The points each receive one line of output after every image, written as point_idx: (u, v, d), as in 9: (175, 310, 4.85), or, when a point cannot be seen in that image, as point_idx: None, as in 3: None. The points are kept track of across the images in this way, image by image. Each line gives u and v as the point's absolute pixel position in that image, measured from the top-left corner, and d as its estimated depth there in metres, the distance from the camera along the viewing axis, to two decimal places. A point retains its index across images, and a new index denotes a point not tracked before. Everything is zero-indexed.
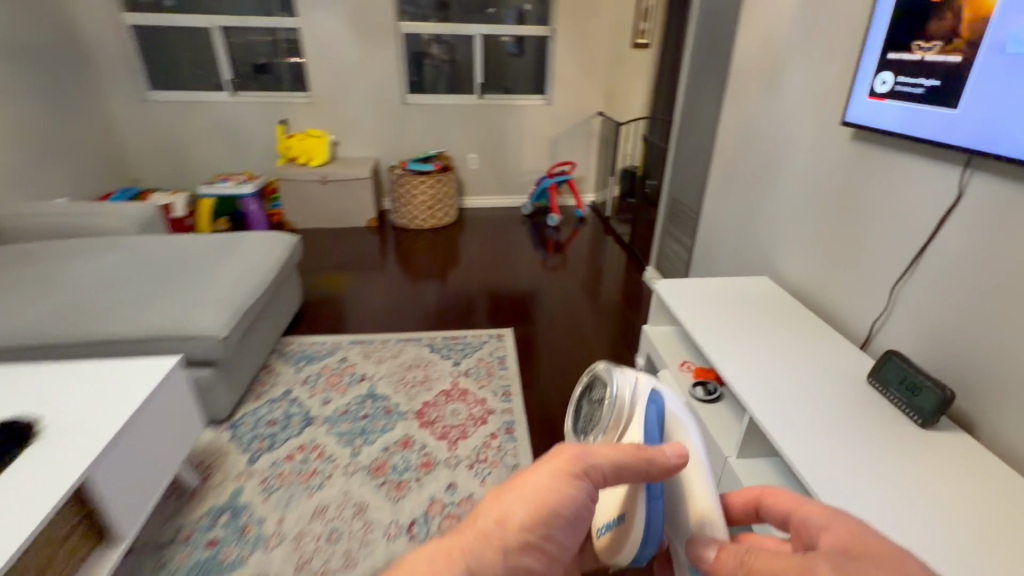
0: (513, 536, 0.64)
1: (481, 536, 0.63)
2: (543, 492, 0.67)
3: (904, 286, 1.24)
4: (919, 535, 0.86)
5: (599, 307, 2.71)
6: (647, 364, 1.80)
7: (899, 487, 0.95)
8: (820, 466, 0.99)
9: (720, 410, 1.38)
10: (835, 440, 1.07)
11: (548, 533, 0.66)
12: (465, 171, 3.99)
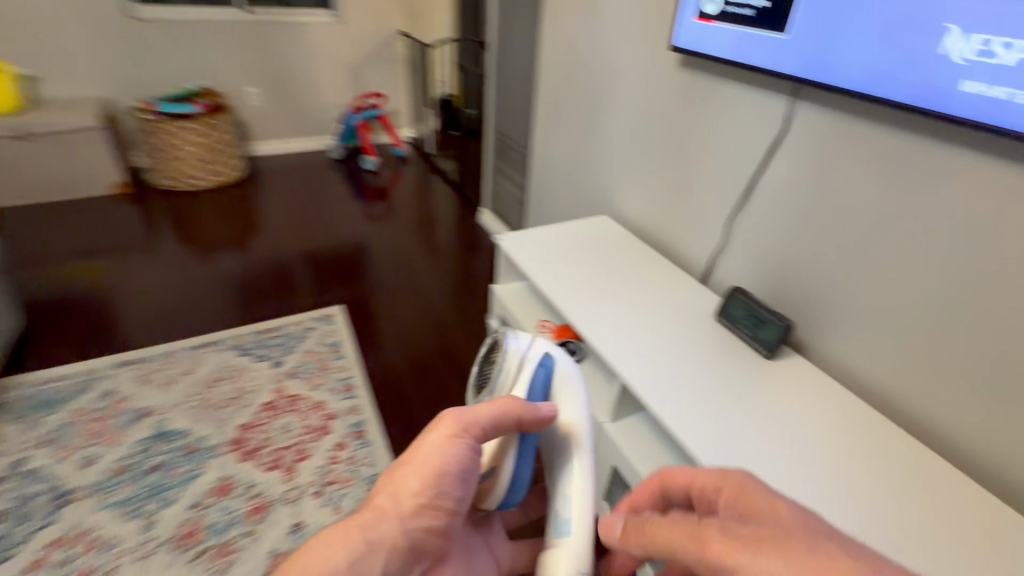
0: (407, 507, 0.64)
1: (376, 515, 0.63)
2: (433, 454, 0.66)
3: (740, 220, 1.24)
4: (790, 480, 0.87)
5: (438, 257, 2.44)
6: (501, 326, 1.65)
7: (774, 436, 0.95)
8: (694, 429, 0.96)
9: (586, 371, 1.30)
10: (701, 391, 1.05)
11: (444, 491, 0.66)
12: (246, 110, 3.19)
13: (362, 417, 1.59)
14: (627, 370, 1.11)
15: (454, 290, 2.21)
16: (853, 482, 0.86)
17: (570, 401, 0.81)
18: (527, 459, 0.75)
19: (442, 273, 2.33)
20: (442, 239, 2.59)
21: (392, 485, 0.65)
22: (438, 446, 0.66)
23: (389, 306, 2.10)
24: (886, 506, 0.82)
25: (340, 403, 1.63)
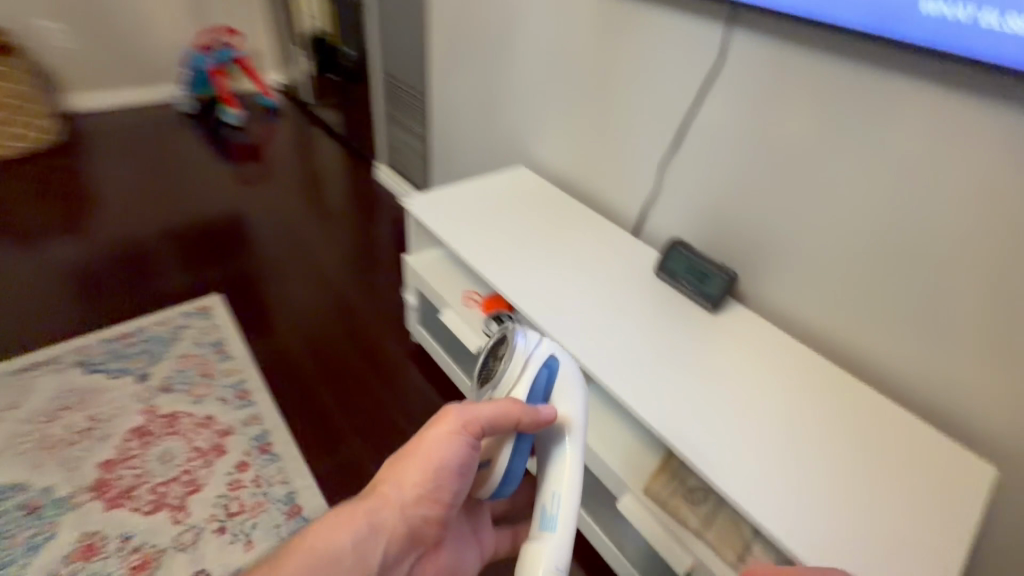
0: (410, 496, 0.67)
1: (380, 500, 0.66)
2: (430, 450, 0.66)
3: (672, 164, 1.16)
4: (752, 445, 0.85)
5: (331, 223, 2.12)
6: (420, 300, 1.46)
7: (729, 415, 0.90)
8: (655, 405, 0.90)
9: None
10: (654, 358, 0.99)
11: (440, 487, 0.67)
12: (47, 54, 2.50)
13: (266, 427, 1.36)
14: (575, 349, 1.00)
15: (355, 259, 1.93)
16: (808, 466, 0.83)
17: (569, 398, 0.74)
18: (521, 458, 0.69)
19: (339, 240, 2.02)
20: (333, 201, 2.25)
21: (394, 474, 0.67)
22: (441, 444, 0.65)
23: (280, 288, 1.79)
24: (836, 492, 0.80)
25: (234, 415, 1.39)
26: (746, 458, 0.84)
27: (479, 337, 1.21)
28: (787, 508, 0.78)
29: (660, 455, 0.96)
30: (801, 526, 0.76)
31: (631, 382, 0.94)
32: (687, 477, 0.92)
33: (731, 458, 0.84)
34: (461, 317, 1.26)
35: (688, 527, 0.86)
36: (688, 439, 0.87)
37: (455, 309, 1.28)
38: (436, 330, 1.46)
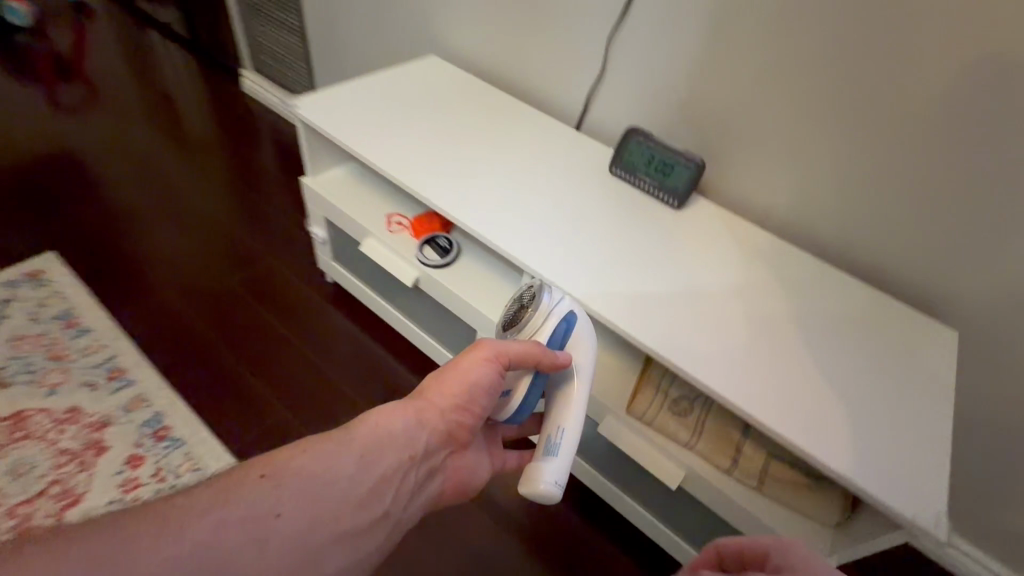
0: (446, 410, 0.65)
1: (419, 408, 0.64)
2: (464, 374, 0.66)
3: (618, 37, 0.98)
4: (746, 345, 0.78)
5: (195, 151, 1.70)
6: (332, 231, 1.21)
7: (718, 317, 0.81)
8: (640, 317, 0.80)
9: (469, 271, 1.02)
10: (629, 265, 0.87)
11: (470, 406, 0.67)
12: None
13: (157, 408, 1.12)
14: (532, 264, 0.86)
15: (236, 191, 1.58)
16: (805, 362, 0.77)
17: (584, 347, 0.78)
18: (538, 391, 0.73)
19: (210, 170, 1.64)
20: (193, 122, 1.80)
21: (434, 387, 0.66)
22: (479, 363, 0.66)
23: (142, 236, 1.45)
24: (833, 387, 0.74)
25: (110, 401, 1.13)
26: (741, 365, 0.76)
27: (413, 267, 1.02)
28: (787, 412, 0.71)
29: (639, 370, 0.88)
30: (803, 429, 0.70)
31: (610, 296, 0.83)
32: (673, 385, 0.84)
33: (728, 360, 0.76)
34: (387, 244, 1.05)
35: (677, 439, 0.81)
36: (679, 348, 0.78)
37: (377, 236, 1.06)
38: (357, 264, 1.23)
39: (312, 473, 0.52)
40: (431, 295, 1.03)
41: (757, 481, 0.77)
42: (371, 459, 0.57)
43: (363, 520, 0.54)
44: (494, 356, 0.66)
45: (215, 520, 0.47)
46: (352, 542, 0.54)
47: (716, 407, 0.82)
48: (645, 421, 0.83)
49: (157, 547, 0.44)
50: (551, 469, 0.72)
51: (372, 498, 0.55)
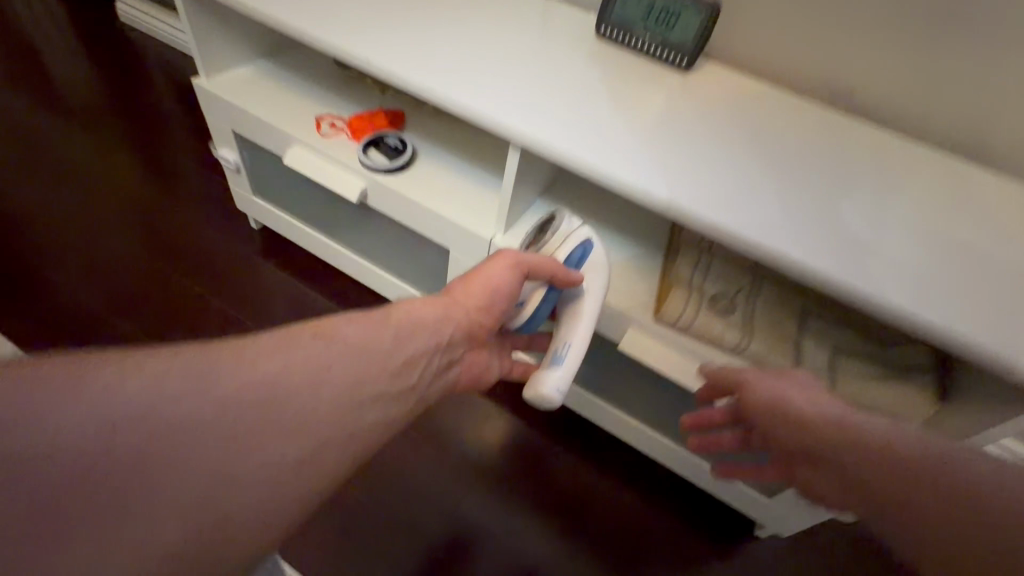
0: (463, 314, 0.53)
1: (444, 302, 0.52)
2: (485, 282, 0.53)
3: None
4: (817, 202, 0.61)
5: (71, 96, 1.40)
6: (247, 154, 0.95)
7: (764, 171, 0.64)
8: (681, 182, 0.61)
9: (431, 176, 0.79)
10: (650, 128, 0.68)
11: (486, 317, 0.54)
12: None
13: None
14: (522, 134, 0.65)
15: (128, 144, 1.31)
16: (877, 213, 0.61)
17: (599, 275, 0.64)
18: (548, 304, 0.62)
19: (93, 120, 1.36)
20: (60, 65, 1.47)
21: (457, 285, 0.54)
22: (503, 267, 0.54)
23: (9, 202, 1.21)
24: (916, 238, 0.59)
25: None
26: (805, 221, 0.59)
27: (358, 175, 0.79)
28: (871, 271, 0.55)
29: (658, 271, 0.73)
30: (894, 289, 0.55)
31: (636, 161, 0.63)
32: (707, 284, 0.67)
33: (798, 221, 0.59)
34: (320, 149, 0.80)
35: (722, 346, 0.64)
36: (738, 213, 0.60)
37: (308, 142, 0.80)
38: (284, 194, 0.97)
39: (345, 336, 0.44)
40: (385, 212, 0.80)
41: (828, 382, 0.61)
42: (402, 337, 0.47)
43: (398, 391, 0.45)
44: (518, 263, 0.54)
45: (237, 362, 0.37)
46: (388, 409, 0.44)
47: (759, 303, 0.66)
48: (679, 328, 0.65)
49: (169, 383, 0.34)
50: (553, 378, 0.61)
51: (405, 373, 0.46)
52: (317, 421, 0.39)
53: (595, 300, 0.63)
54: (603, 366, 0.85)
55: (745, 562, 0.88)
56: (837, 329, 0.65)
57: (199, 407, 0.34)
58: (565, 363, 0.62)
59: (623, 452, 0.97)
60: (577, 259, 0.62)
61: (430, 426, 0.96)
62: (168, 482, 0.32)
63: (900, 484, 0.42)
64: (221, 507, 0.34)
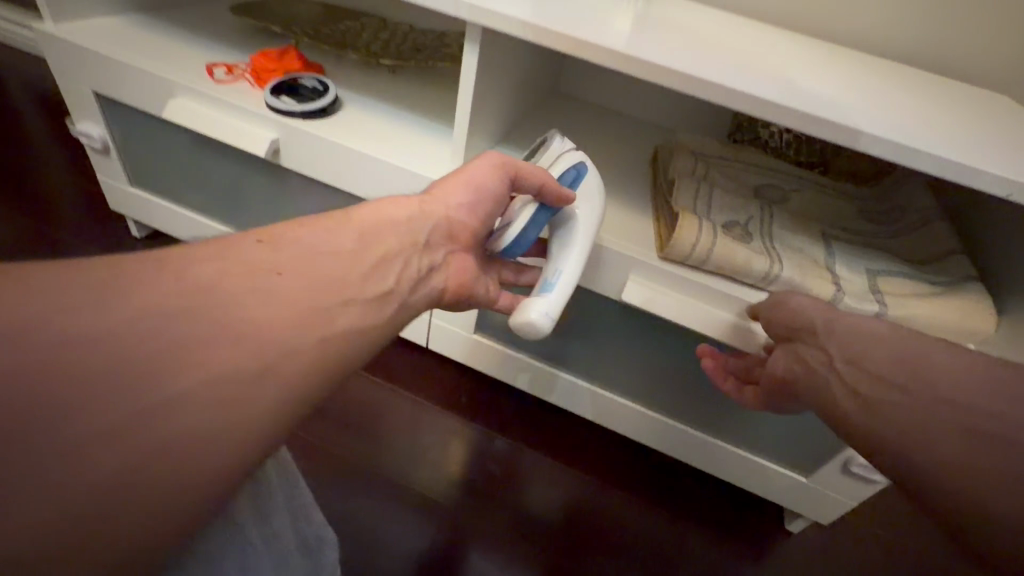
0: (441, 213, 0.44)
1: (420, 199, 0.44)
2: (469, 177, 0.45)
3: None
4: (850, 97, 0.51)
5: None
6: (112, 125, 0.74)
7: (763, 62, 0.55)
8: (698, 67, 0.49)
9: (363, 122, 0.64)
10: (636, 27, 0.56)
11: (468, 222, 0.45)
12: None
13: None
14: (480, 10, 0.50)
15: None
16: (893, 99, 0.54)
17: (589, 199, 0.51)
18: (536, 226, 0.49)
19: None
20: None
21: (434, 185, 0.46)
22: (487, 164, 0.46)
23: None
24: (950, 120, 0.51)
25: None
26: (833, 99, 0.49)
27: (266, 124, 0.61)
28: (934, 137, 0.46)
29: (649, 211, 0.62)
30: (969, 155, 0.45)
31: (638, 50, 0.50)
32: (713, 214, 0.56)
33: (844, 108, 0.48)
34: (210, 95, 0.62)
35: (747, 277, 0.52)
36: (780, 95, 0.47)
37: (193, 87, 0.62)
38: (171, 176, 0.77)
39: (295, 237, 0.34)
40: (306, 170, 0.63)
41: (879, 304, 0.50)
42: (370, 238, 0.38)
43: (375, 299, 0.36)
44: (506, 161, 0.46)
45: (147, 269, 0.28)
46: (362, 321, 0.34)
47: (774, 230, 0.56)
48: (694, 263, 0.53)
49: (42, 299, 0.25)
50: (545, 302, 0.48)
51: (381, 276, 0.37)
52: (266, 334, 0.29)
53: (590, 223, 0.50)
54: (592, 342, 0.71)
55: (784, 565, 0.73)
56: (866, 253, 0.56)
57: (79, 326, 0.24)
58: (556, 289, 0.48)
59: (623, 453, 0.81)
60: (571, 182, 0.50)
61: (385, 450, 0.77)
62: (32, 434, 0.22)
63: (868, 347, 0.39)
64: (136, 455, 0.24)
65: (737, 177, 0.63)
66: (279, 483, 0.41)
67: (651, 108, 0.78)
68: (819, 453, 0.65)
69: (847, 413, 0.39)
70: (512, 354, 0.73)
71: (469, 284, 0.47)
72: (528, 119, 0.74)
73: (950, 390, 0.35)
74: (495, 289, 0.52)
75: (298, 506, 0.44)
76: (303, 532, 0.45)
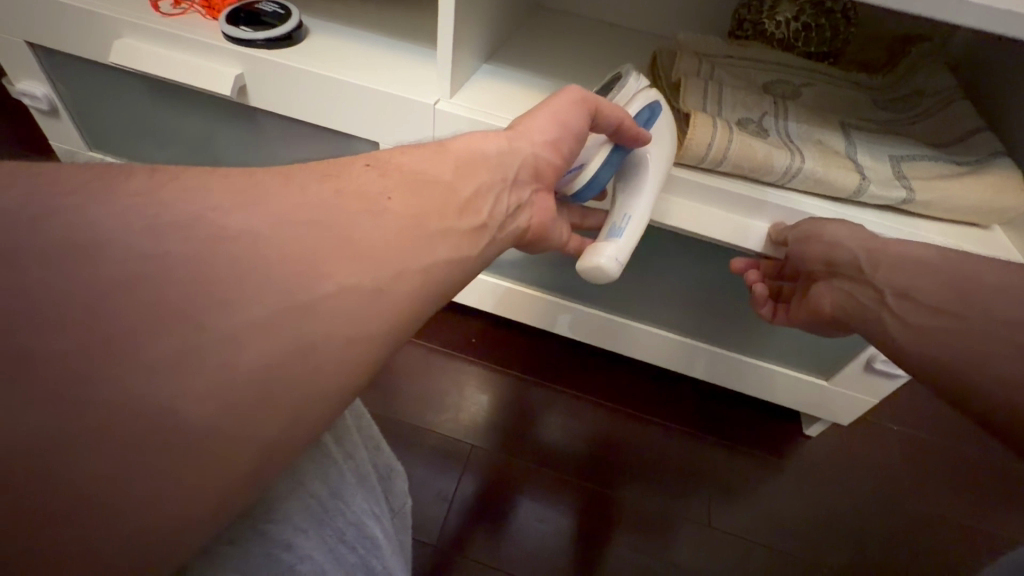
0: (530, 152, 0.39)
1: (506, 134, 0.39)
2: (552, 112, 0.40)
3: None
4: None
5: None
6: (41, 60, 0.65)
7: None
8: None
9: (335, 48, 0.57)
10: None
11: (552, 163, 0.40)
12: None
13: None
14: None
15: None
16: None
17: (665, 142, 0.47)
18: (610, 169, 0.46)
19: None
20: None
21: (518, 120, 0.41)
22: (570, 99, 0.41)
23: None
24: None
25: None
26: None
27: (227, 57, 0.55)
28: None
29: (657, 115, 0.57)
30: None
31: None
32: (726, 111, 0.53)
33: None
34: (182, 37, 0.55)
35: (768, 175, 0.49)
36: None
37: (141, 23, 0.55)
38: (125, 115, 0.69)
39: (390, 170, 0.30)
40: (280, 109, 0.58)
41: (905, 189, 0.48)
42: (466, 168, 0.34)
43: (471, 233, 0.32)
44: (588, 96, 0.41)
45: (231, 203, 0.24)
46: (464, 252, 0.31)
47: (790, 124, 0.53)
48: (709, 166, 0.50)
49: (180, 205, 0.23)
50: (616, 245, 0.45)
51: (476, 209, 0.33)
52: (376, 259, 0.26)
53: (663, 162, 0.47)
54: (639, 273, 0.67)
55: (821, 480, 0.75)
56: (888, 138, 0.53)
57: (219, 227, 0.23)
58: (627, 232, 0.45)
59: (652, 381, 0.81)
60: (644, 123, 0.46)
61: (430, 405, 0.75)
62: (191, 317, 0.20)
63: (919, 280, 0.37)
64: (280, 350, 0.22)
65: (745, 75, 0.59)
66: (349, 417, 0.38)
67: (677, 24, 0.72)
68: (837, 357, 0.65)
69: (904, 347, 0.37)
70: (541, 297, 0.71)
71: (549, 225, 0.42)
72: (515, 38, 0.67)
73: (1006, 308, 0.32)
74: (566, 232, 0.46)
75: (368, 437, 0.41)
76: (380, 465, 0.43)
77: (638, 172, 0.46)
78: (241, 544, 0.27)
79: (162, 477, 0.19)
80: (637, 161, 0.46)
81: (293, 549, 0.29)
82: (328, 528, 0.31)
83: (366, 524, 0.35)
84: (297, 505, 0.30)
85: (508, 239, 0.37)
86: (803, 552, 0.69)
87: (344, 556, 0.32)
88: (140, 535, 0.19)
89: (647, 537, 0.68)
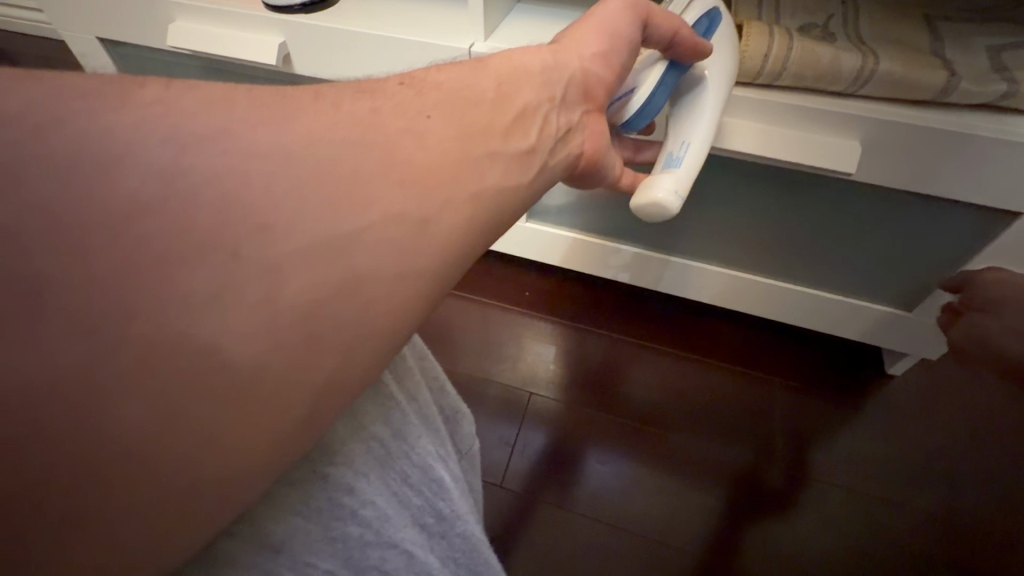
0: (579, 69, 0.37)
1: (550, 50, 0.37)
2: (599, 23, 0.39)
3: None
4: None
5: None
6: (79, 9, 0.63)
7: None
8: None
9: (370, 3, 0.58)
10: None
11: (603, 79, 0.39)
12: None
13: None
14: None
15: None
16: None
17: (725, 57, 0.43)
18: (666, 92, 0.42)
19: None
20: None
21: (561, 36, 0.39)
22: (617, 9, 0.39)
23: None
24: None
25: None
26: None
27: (269, 24, 0.57)
28: None
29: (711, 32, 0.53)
30: None
31: None
32: (785, 19, 0.47)
33: None
34: (228, 11, 0.57)
35: (834, 83, 0.45)
36: None
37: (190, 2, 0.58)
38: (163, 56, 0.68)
39: (432, 90, 0.30)
40: (324, 70, 0.59)
41: (1005, 82, 0.42)
42: (508, 87, 0.33)
43: (519, 156, 0.32)
44: (639, 3, 0.38)
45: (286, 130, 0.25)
46: (513, 175, 0.31)
47: (862, 25, 0.47)
48: (768, 80, 0.46)
49: (234, 118, 0.23)
50: (675, 177, 0.41)
51: (523, 131, 0.32)
52: (428, 179, 0.26)
53: (722, 81, 0.43)
54: (697, 210, 0.63)
55: (910, 422, 0.70)
56: (983, 25, 0.46)
57: (265, 142, 0.22)
58: (685, 162, 0.42)
59: (715, 325, 0.79)
60: (704, 34, 0.42)
61: (493, 357, 0.77)
62: (236, 246, 0.20)
63: None
64: (334, 277, 0.22)
65: None
66: (411, 357, 0.39)
67: None
68: (924, 285, 0.60)
69: None
70: (597, 241, 0.70)
71: (603, 152, 0.41)
72: None
73: None
74: (619, 166, 0.44)
75: (432, 378, 0.43)
76: (444, 406, 0.44)
77: (695, 93, 0.43)
78: (305, 486, 0.27)
79: (214, 412, 0.19)
80: (695, 82, 0.43)
81: (355, 493, 0.28)
82: (391, 471, 0.31)
83: (432, 467, 0.34)
84: (358, 448, 0.29)
85: (559, 165, 0.36)
86: (889, 495, 0.66)
87: (410, 499, 0.32)
88: (199, 468, 0.19)
89: (718, 481, 0.67)
